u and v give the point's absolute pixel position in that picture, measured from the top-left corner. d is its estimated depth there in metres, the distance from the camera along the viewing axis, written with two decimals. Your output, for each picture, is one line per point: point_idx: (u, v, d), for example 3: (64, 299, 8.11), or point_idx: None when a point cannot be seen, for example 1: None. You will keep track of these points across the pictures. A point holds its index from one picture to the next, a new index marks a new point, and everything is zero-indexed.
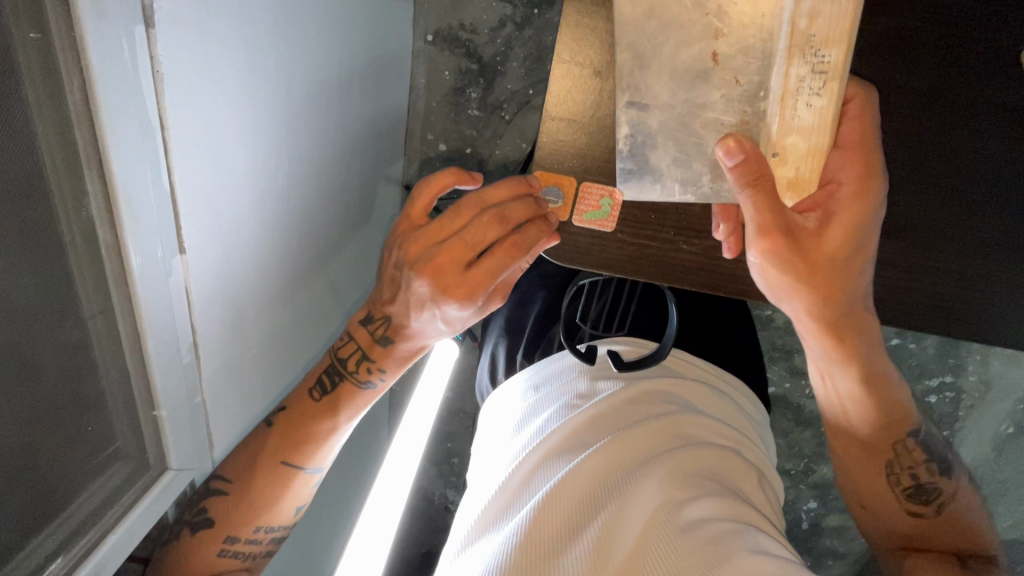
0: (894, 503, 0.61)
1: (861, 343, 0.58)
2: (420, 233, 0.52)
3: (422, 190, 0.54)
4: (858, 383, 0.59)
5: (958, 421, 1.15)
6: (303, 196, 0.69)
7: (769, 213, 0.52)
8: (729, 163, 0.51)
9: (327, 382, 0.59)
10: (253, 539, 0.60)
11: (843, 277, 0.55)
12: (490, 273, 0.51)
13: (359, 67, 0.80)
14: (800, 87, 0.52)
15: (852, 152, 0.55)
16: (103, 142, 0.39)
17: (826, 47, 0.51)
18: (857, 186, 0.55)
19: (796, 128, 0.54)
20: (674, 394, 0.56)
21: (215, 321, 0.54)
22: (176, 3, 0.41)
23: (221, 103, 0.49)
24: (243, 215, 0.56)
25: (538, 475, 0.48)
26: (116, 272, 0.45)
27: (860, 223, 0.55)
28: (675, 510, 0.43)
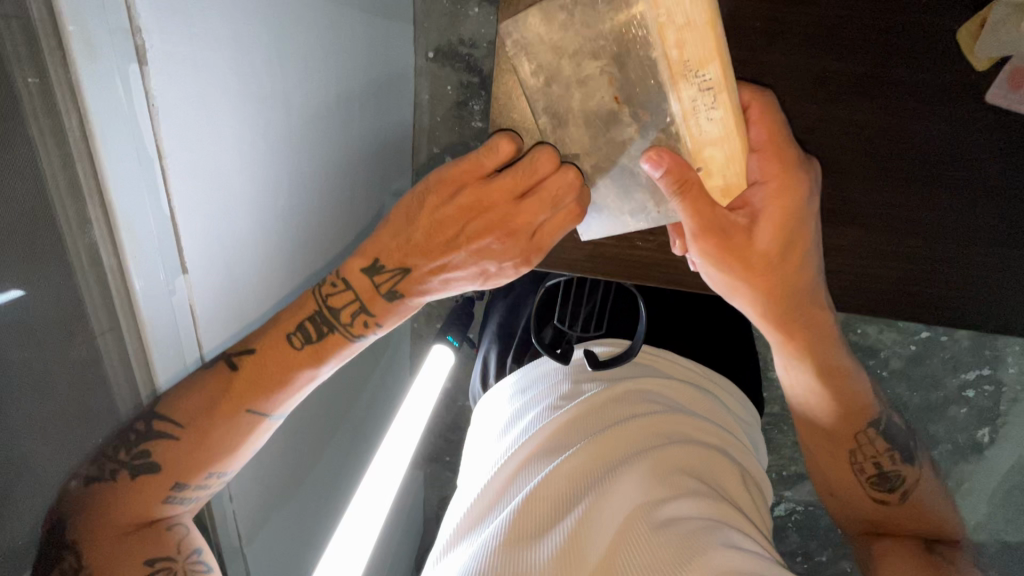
0: (861, 492, 0.68)
1: (811, 338, 0.64)
2: (505, 183, 0.50)
3: (500, 144, 0.50)
4: (818, 375, 0.66)
5: (1001, 416, 1.10)
6: (306, 213, 0.72)
7: (701, 214, 0.56)
8: (657, 175, 0.56)
9: (312, 330, 0.55)
10: (204, 485, 0.54)
11: (776, 272, 0.59)
12: (555, 235, 0.55)
13: (359, 87, 0.83)
14: (696, 107, 0.54)
15: (767, 152, 0.57)
16: (102, 174, 0.43)
17: (703, 66, 0.52)
18: (777, 185, 0.57)
19: (707, 141, 0.56)
20: (652, 397, 0.63)
21: (221, 336, 0.57)
22: (166, 41, 0.44)
23: (217, 131, 0.52)
24: (246, 234, 0.59)
25: (520, 475, 0.55)
26: (121, 294, 0.48)
27: (786, 217, 0.58)
28: (647, 498, 0.50)
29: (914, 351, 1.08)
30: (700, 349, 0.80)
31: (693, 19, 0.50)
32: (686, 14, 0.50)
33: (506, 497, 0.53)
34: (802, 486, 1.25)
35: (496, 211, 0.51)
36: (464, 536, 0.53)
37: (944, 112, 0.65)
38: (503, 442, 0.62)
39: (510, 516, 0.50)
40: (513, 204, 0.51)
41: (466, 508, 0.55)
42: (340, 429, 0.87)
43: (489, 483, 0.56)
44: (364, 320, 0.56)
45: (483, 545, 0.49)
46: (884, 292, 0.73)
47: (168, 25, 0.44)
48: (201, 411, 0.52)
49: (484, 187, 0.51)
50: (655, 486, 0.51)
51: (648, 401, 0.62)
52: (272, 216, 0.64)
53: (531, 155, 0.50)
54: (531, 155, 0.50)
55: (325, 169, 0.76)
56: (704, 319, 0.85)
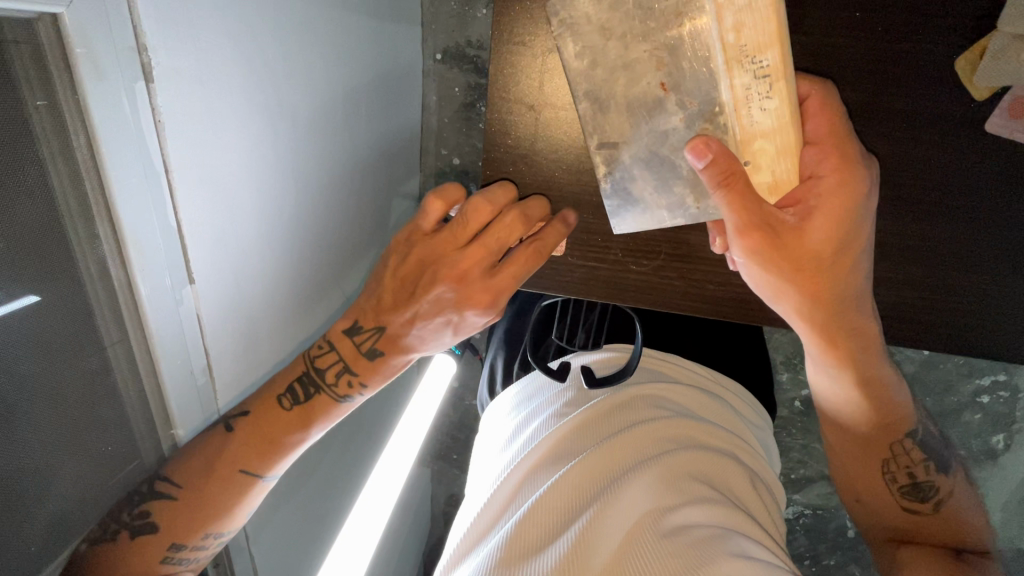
0: (891, 500, 0.68)
1: (862, 340, 0.62)
2: (445, 237, 0.53)
3: (433, 202, 0.53)
4: (853, 383, 0.64)
5: (1017, 422, 1.08)
6: (314, 222, 0.73)
7: (747, 209, 0.55)
8: (701, 165, 0.56)
9: (301, 392, 0.58)
10: (202, 546, 0.57)
11: (829, 274, 0.57)
12: (512, 278, 0.54)
13: (365, 91, 0.83)
14: (749, 96, 0.55)
15: (825, 146, 0.56)
16: (110, 190, 0.44)
17: (759, 52, 0.52)
18: (836, 180, 0.55)
19: (757, 132, 0.56)
20: (662, 402, 0.63)
21: (229, 343, 0.58)
22: (173, 60, 0.45)
23: (224, 149, 0.53)
24: (255, 245, 0.60)
25: (529, 482, 0.55)
26: (129, 305, 0.50)
27: (843, 215, 0.55)
28: (655, 504, 0.50)
29: (926, 355, 1.06)
30: (706, 356, 0.79)
31: (755, 1, 0.51)
32: None
33: (514, 504, 0.54)
34: (811, 490, 1.24)
35: (441, 260, 0.53)
36: (472, 548, 0.53)
37: (944, 139, 0.67)
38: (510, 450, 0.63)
39: (517, 522, 0.51)
40: (461, 248, 0.53)
41: (472, 519, 0.56)
42: (345, 430, 0.88)
43: (497, 491, 0.57)
44: (348, 379, 0.58)
45: (491, 554, 0.49)
46: (890, 310, 0.74)
47: (174, 42, 0.45)
48: (200, 470, 0.55)
49: (431, 238, 0.54)
50: (663, 493, 0.51)
51: (657, 407, 0.62)
52: (281, 228, 0.65)
53: (465, 207, 0.53)
54: (471, 201, 0.53)
55: (334, 176, 0.77)
56: (711, 324, 0.84)
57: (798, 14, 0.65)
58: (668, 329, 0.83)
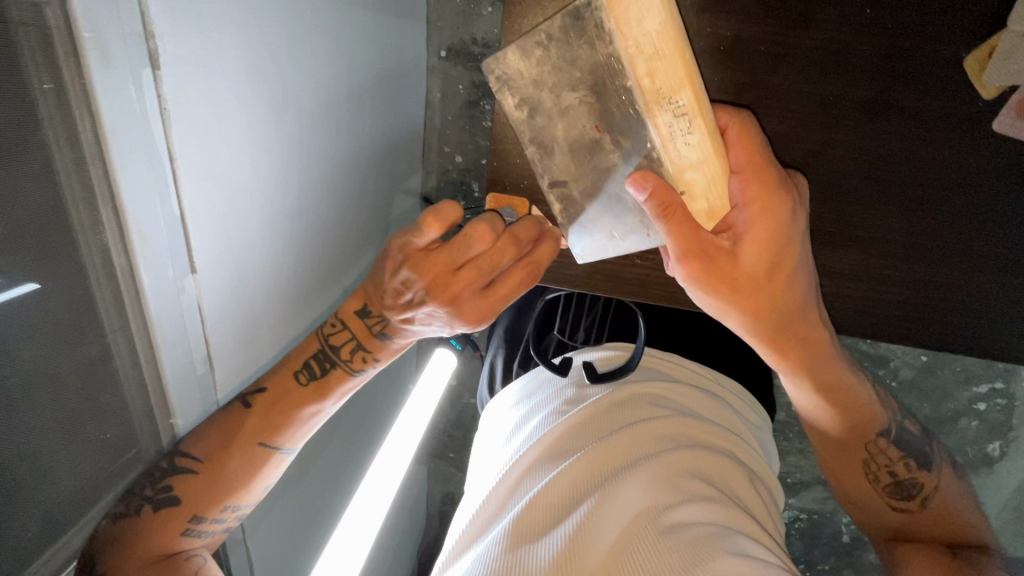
0: (879, 501, 0.68)
1: (809, 357, 0.63)
2: (442, 257, 0.49)
3: (445, 208, 0.48)
4: (816, 392, 0.65)
5: (1013, 430, 1.08)
6: (319, 211, 0.74)
7: (687, 237, 0.54)
8: (643, 197, 0.54)
9: (317, 368, 0.57)
10: (220, 517, 0.59)
11: (764, 295, 0.58)
12: (502, 298, 0.53)
13: (370, 85, 0.83)
14: (673, 132, 0.53)
15: (748, 175, 0.56)
16: (114, 177, 0.44)
17: (675, 93, 0.51)
18: (760, 207, 0.56)
19: (687, 165, 0.55)
20: (663, 401, 0.63)
21: (230, 333, 0.58)
22: (179, 47, 0.45)
23: (228, 137, 0.53)
24: (258, 235, 0.60)
25: (528, 478, 0.56)
26: (131, 292, 0.50)
27: (771, 237, 0.56)
28: (653, 500, 0.50)
29: (925, 361, 1.06)
30: (707, 355, 0.80)
31: (660, 49, 0.50)
32: (653, 44, 0.50)
33: (512, 500, 0.54)
34: (807, 494, 1.24)
35: (432, 283, 0.49)
36: (471, 543, 0.53)
37: (951, 139, 0.67)
38: (509, 447, 0.63)
39: (514, 518, 0.51)
40: (454, 272, 0.49)
41: (472, 515, 0.56)
42: (345, 424, 0.88)
43: (497, 486, 0.57)
44: (361, 355, 0.57)
45: (488, 547, 0.49)
46: (890, 304, 0.77)
47: (181, 30, 0.45)
48: (217, 451, 0.56)
49: (426, 255, 0.49)
50: (661, 490, 0.51)
51: (657, 405, 0.62)
52: (285, 219, 0.66)
53: (464, 232, 0.48)
54: (468, 226, 0.48)
55: (338, 169, 0.77)
56: (711, 324, 0.85)
57: (810, 10, 0.64)
58: (668, 329, 0.84)
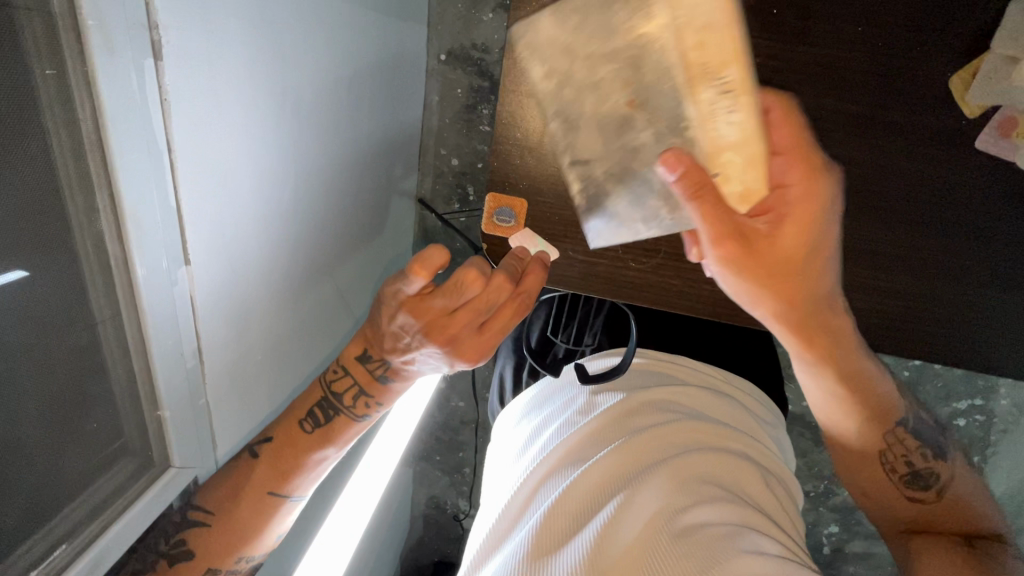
0: (895, 492, 0.69)
1: (831, 346, 0.65)
2: (438, 301, 0.49)
3: (434, 251, 0.47)
4: (830, 381, 0.67)
5: (990, 446, 1.11)
6: (315, 206, 0.74)
7: (720, 220, 0.56)
8: (672, 178, 0.57)
9: (321, 416, 0.59)
10: (235, 566, 0.62)
11: (801, 279, 0.61)
12: (500, 331, 0.53)
13: (369, 84, 0.83)
14: (713, 110, 0.55)
15: (793, 156, 0.59)
16: (112, 164, 0.44)
17: (721, 70, 0.53)
18: (804, 188, 0.59)
19: (726, 146, 0.57)
20: (673, 405, 0.64)
21: (221, 324, 0.59)
22: (184, 38, 0.45)
23: (229, 129, 0.53)
24: (255, 230, 0.61)
25: (543, 490, 0.56)
26: (124, 280, 0.49)
27: (812, 220, 0.59)
28: (668, 502, 0.51)
29: (907, 376, 1.08)
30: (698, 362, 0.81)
31: (712, 22, 0.52)
32: (705, 18, 0.52)
33: (531, 507, 0.55)
34: None
35: (429, 323, 0.50)
36: (489, 556, 0.54)
37: (935, 153, 0.69)
38: (528, 455, 0.63)
39: (531, 531, 0.51)
40: (449, 315, 0.50)
41: (490, 528, 0.56)
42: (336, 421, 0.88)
43: (513, 497, 0.58)
44: (365, 402, 0.58)
45: (514, 553, 0.50)
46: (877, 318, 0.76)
47: (186, 22, 0.45)
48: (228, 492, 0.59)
49: (421, 303, 0.50)
50: (673, 494, 0.52)
51: (667, 410, 0.63)
52: (282, 216, 0.66)
53: (454, 278, 0.49)
54: (459, 272, 0.49)
55: (335, 167, 0.78)
56: (701, 332, 0.86)
57: (808, 25, 0.66)
58: (662, 335, 0.84)
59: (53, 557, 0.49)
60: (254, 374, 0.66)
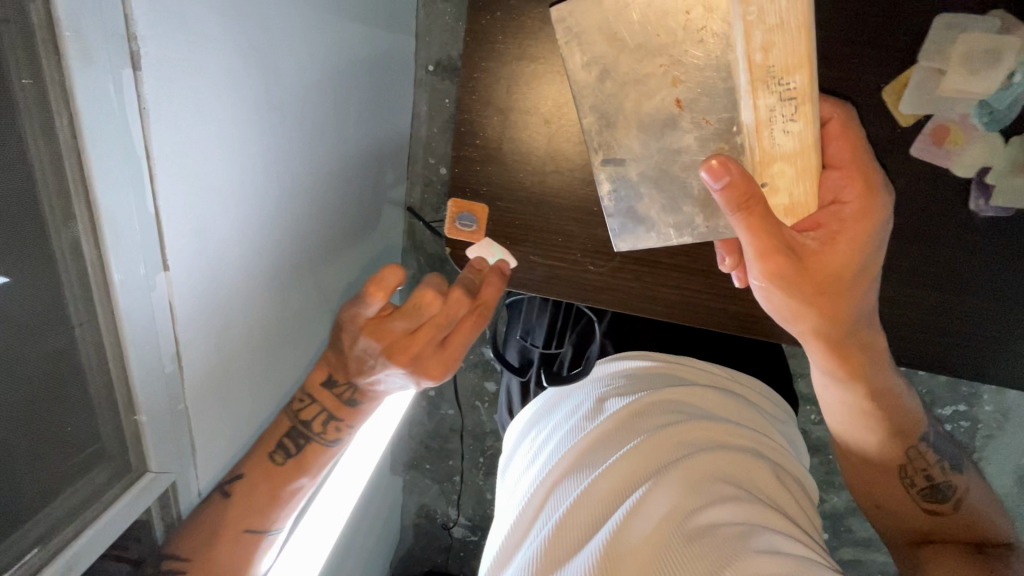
0: (910, 504, 0.70)
1: (869, 364, 0.67)
2: (397, 321, 0.55)
3: (388, 273, 0.53)
4: (841, 386, 0.68)
5: (977, 451, 1.12)
6: (298, 213, 0.75)
7: (768, 232, 0.56)
8: (717, 186, 0.55)
9: (292, 446, 0.62)
10: None
11: (847, 296, 0.62)
12: (461, 346, 0.59)
13: (355, 95, 0.85)
14: (772, 117, 0.58)
15: (848, 171, 0.61)
16: (89, 172, 0.45)
17: (786, 75, 0.56)
18: (859, 206, 0.60)
19: (778, 155, 0.60)
20: (680, 405, 0.65)
21: (201, 330, 0.59)
22: (163, 49, 0.47)
23: (210, 138, 0.54)
24: (235, 238, 0.61)
25: (558, 496, 0.58)
26: (100, 285, 0.50)
27: (864, 238, 0.60)
28: (675, 504, 0.53)
29: None
30: None
31: (786, 21, 0.54)
32: (781, 16, 0.54)
33: (545, 511, 0.57)
34: None
35: (390, 342, 0.56)
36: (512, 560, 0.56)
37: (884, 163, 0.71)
38: (543, 458, 0.65)
39: (549, 538, 0.53)
40: (409, 334, 0.56)
41: (509, 534, 0.58)
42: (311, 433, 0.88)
43: (530, 504, 0.59)
44: (334, 426, 0.63)
45: (536, 559, 0.52)
46: None
47: (166, 34, 0.47)
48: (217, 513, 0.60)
49: (379, 327, 0.55)
50: (684, 496, 0.53)
51: (674, 410, 0.64)
52: (265, 225, 0.67)
53: (413, 299, 0.55)
54: (416, 294, 0.55)
55: (320, 175, 0.79)
56: (681, 338, 0.87)
57: None
58: (645, 339, 0.85)
59: (26, 560, 0.49)
60: (235, 381, 0.67)
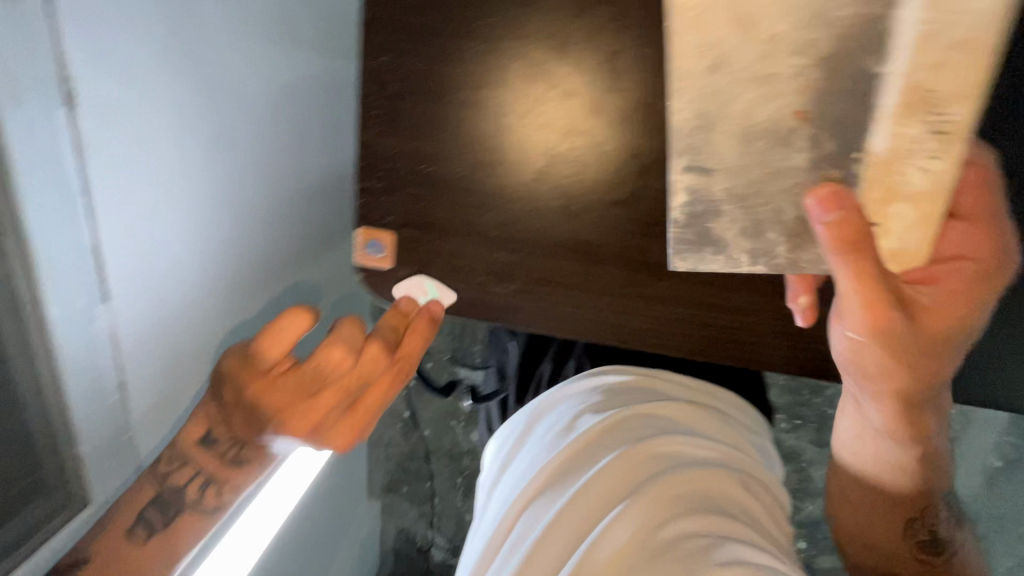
0: (901, 548, 0.54)
1: (931, 427, 0.52)
2: (293, 381, 0.49)
3: (292, 321, 0.49)
4: (886, 446, 0.53)
5: None
6: (252, 239, 0.75)
7: (870, 283, 0.43)
8: (823, 219, 0.42)
9: (155, 520, 0.51)
10: None
11: (936, 364, 0.48)
12: (372, 406, 0.54)
13: (315, 117, 0.85)
14: (913, 148, 0.39)
15: (977, 226, 0.46)
16: (23, 211, 0.46)
17: (948, 104, 0.37)
18: (977, 271, 0.46)
19: (906, 194, 0.41)
20: (649, 417, 0.61)
21: (146, 358, 0.60)
22: (98, 89, 0.49)
23: (149, 173, 0.56)
24: (182, 254, 0.62)
25: (526, 523, 0.54)
26: (35, 320, 0.49)
27: (966, 316, 0.47)
28: (647, 525, 0.50)
29: None
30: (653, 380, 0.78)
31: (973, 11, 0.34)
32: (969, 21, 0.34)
33: (513, 536, 0.55)
34: None
35: (286, 410, 0.49)
36: None
37: None
38: (511, 480, 0.61)
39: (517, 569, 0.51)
40: (309, 396, 0.50)
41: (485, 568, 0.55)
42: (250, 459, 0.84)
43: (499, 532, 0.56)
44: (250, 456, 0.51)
45: None
46: None
47: (101, 76, 0.49)
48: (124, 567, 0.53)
49: (272, 385, 0.49)
50: (650, 513, 0.50)
51: (644, 422, 0.60)
52: (215, 241, 0.68)
53: (316, 358, 0.50)
54: (320, 351, 0.50)
55: (277, 202, 0.80)
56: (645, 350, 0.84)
57: None
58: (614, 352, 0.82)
59: None
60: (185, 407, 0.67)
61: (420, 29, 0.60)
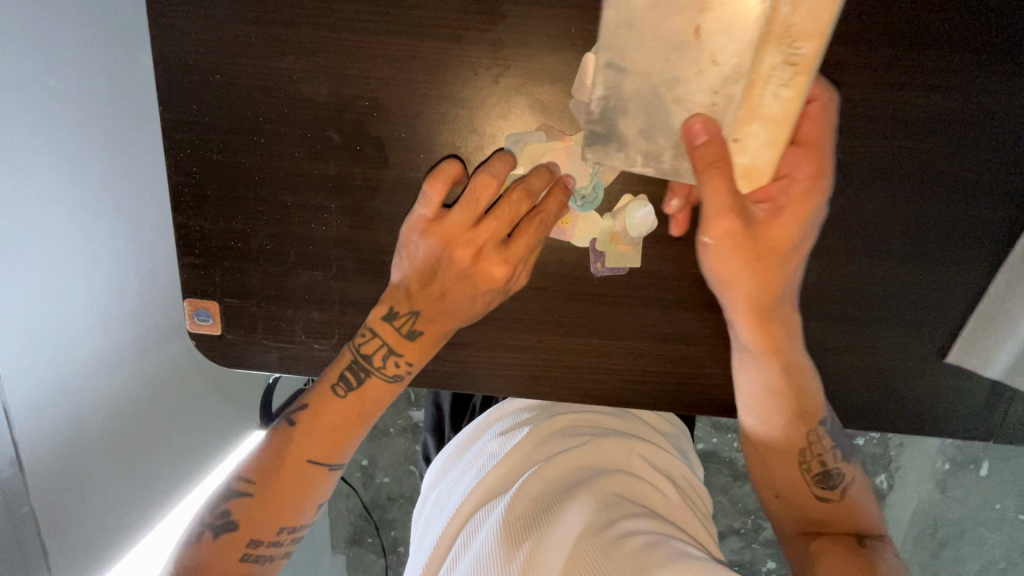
0: (801, 488, 0.52)
1: (786, 339, 0.50)
2: (457, 219, 0.46)
3: (446, 167, 0.47)
4: (762, 389, 0.51)
5: None
6: (164, 300, 0.73)
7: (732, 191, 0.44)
8: (701, 140, 0.44)
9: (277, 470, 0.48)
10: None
11: (775, 276, 0.48)
12: (529, 246, 0.48)
13: None
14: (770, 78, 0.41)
15: (809, 148, 0.46)
16: None
17: (802, 40, 0.39)
18: (807, 185, 0.47)
19: (758, 117, 0.43)
20: (579, 429, 0.60)
21: (43, 432, 0.59)
22: None
23: (39, 246, 0.57)
24: (83, 320, 0.62)
25: (467, 534, 0.48)
26: None
27: (805, 223, 0.47)
28: (593, 517, 0.47)
29: None
30: None
31: None
32: None
33: (457, 549, 0.48)
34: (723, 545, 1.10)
35: (433, 265, 0.47)
36: None
37: None
38: (438, 515, 0.55)
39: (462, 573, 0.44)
40: (444, 265, 0.47)
41: None
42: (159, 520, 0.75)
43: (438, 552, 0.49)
44: (395, 362, 0.50)
45: None
46: None
47: None
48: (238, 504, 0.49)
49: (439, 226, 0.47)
50: (596, 508, 0.47)
51: (574, 435, 0.59)
52: (123, 305, 0.67)
53: (441, 213, 0.47)
54: (437, 181, 0.46)
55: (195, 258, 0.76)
56: None
57: None
58: None
59: None
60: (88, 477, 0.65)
61: (227, 128, 0.50)
